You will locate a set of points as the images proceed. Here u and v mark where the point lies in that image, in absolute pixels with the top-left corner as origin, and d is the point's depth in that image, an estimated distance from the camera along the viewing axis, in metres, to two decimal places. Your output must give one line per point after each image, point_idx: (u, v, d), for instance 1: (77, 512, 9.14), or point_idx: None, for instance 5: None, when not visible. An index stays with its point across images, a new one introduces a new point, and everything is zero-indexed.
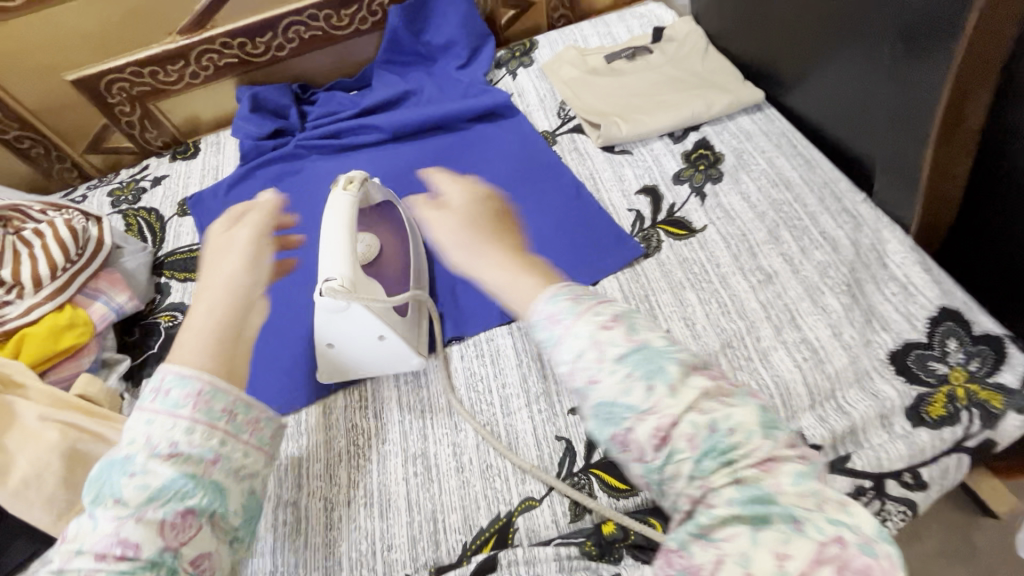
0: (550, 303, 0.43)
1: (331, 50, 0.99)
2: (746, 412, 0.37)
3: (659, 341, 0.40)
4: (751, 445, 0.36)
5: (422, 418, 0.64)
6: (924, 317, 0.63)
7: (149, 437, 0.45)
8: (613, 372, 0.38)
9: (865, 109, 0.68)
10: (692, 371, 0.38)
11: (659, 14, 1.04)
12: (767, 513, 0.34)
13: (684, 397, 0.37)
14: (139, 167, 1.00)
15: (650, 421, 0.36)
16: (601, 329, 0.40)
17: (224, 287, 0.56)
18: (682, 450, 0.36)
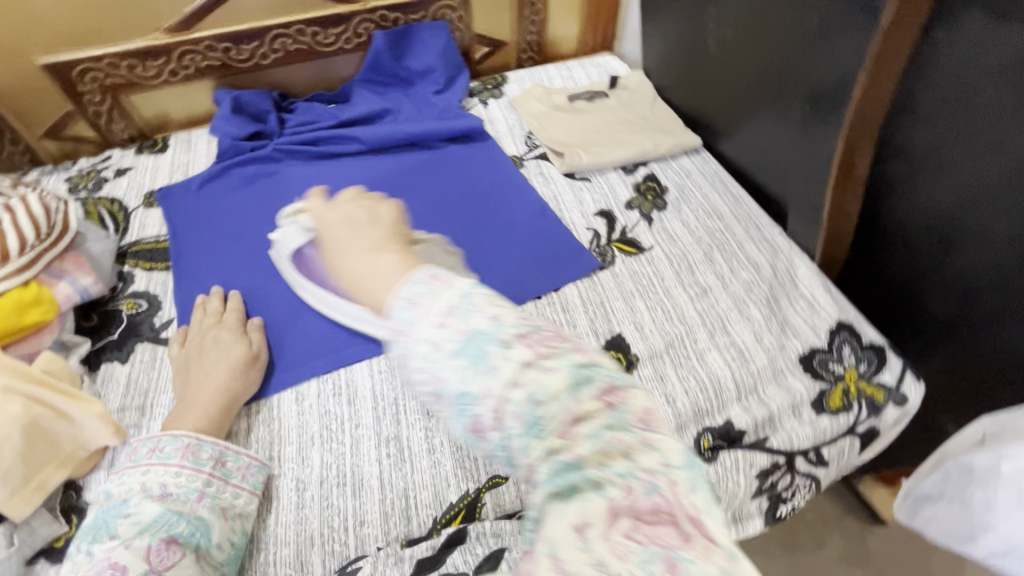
0: (411, 289, 0.40)
1: (313, 64, 1.04)
2: (557, 377, 0.36)
3: (488, 321, 0.38)
4: (560, 411, 0.35)
5: (394, 405, 0.68)
6: (826, 328, 0.76)
7: (143, 483, 0.54)
8: (450, 358, 0.37)
9: (781, 158, 0.83)
10: (512, 343, 0.37)
11: (615, 65, 1.18)
12: (572, 480, 0.34)
13: (504, 374, 0.36)
14: (101, 156, 0.98)
15: (488, 405, 0.36)
16: (437, 323, 0.38)
17: (202, 371, 0.65)
18: (510, 428, 0.35)
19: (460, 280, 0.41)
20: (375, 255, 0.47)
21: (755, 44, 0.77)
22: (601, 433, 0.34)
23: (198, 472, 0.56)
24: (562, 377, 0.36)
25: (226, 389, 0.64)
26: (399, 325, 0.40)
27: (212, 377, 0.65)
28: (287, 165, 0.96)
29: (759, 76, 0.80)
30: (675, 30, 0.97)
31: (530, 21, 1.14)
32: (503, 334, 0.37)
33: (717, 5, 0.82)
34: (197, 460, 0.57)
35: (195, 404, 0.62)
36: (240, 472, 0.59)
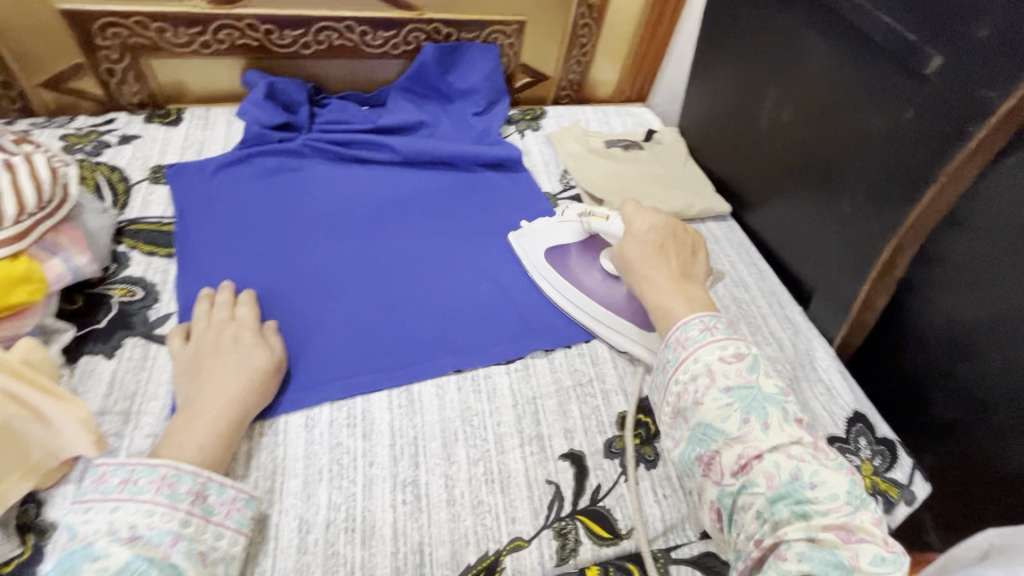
0: (707, 322, 0.57)
1: (354, 63, 0.99)
2: (835, 474, 0.47)
3: (769, 387, 0.51)
4: (830, 506, 0.44)
5: (414, 445, 0.63)
6: (843, 417, 0.77)
7: (110, 523, 0.45)
8: (718, 399, 0.51)
9: (814, 242, 0.85)
10: (790, 421, 0.49)
11: (649, 118, 1.19)
12: (834, 571, 0.41)
13: (775, 438, 0.48)
14: (105, 118, 0.90)
15: (736, 449, 0.48)
16: (719, 361, 0.53)
17: (209, 380, 0.58)
18: (761, 484, 0.46)
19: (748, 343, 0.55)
20: (677, 287, 0.62)
21: (811, 131, 0.79)
22: (883, 560, 0.42)
23: (172, 509, 0.47)
24: (838, 485, 0.45)
25: (240, 401, 0.57)
26: (690, 347, 0.55)
27: (225, 387, 0.58)
28: (312, 163, 0.90)
29: (807, 162, 0.82)
30: (723, 99, 0.99)
31: (576, 61, 1.14)
32: (795, 415, 0.51)
33: (777, 85, 0.84)
34: (175, 493, 0.48)
35: (203, 416, 0.55)
36: (219, 508, 0.50)
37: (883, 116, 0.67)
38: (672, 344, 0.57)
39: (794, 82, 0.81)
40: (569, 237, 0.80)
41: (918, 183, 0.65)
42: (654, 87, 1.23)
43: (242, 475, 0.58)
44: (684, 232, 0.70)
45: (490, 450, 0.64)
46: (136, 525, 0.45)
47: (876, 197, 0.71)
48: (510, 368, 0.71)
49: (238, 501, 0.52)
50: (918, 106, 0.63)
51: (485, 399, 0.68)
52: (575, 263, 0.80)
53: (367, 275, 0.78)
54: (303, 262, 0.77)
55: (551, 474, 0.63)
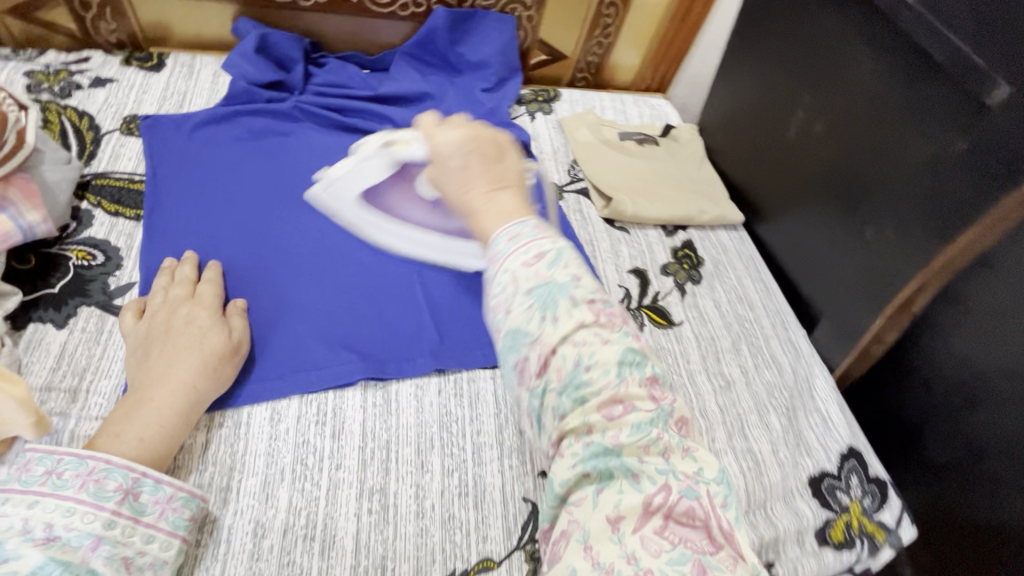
0: (514, 229, 0.44)
1: (358, 21, 0.91)
2: (608, 350, 0.40)
3: (566, 276, 0.42)
4: (603, 381, 0.39)
5: (386, 449, 0.59)
6: (836, 451, 0.74)
7: (25, 520, 0.40)
8: (521, 303, 0.41)
9: (827, 265, 0.81)
10: (581, 304, 0.41)
11: (668, 111, 1.12)
12: (609, 468, 0.38)
13: (563, 328, 0.40)
14: (78, 56, 0.82)
15: (537, 349, 0.40)
16: (522, 266, 0.42)
17: (163, 367, 0.53)
18: (553, 382, 0.40)
19: (559, 238, 0.44)
20: (492, 193, 0.46)
21: (843, 147, 0.74)
22: (641, 426, 0.39)
23: (95, 508, 0.43)
24: (612, 354, 0.40)
25: (192, 389, 0.53)
26: (496, 254, 0.43)
27: (174, 372, 0.53)
28: (304, 128, 0.83)
29: (834, 179, 0.76)
30: (750, 99, 0.93)
31: (597, 42, 1.06)
32: (588, 291, 0.42)
33: (813, 92, 0.78)
34: (101, 491, 0.44)
35: (146, 404, 0.50)
36: (153, 508, 0.46)
37: (927, 142, 0.62)
38: (486, 260, 0.45)
39: (833, 91, 0.75)
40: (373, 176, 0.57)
41: (956, 219, 0.60)
42: (676, 79, 1.16)
43: (198, 470, 0.53)
44: (490, 135, 0.49)
45: (466, 461, 0.60)
46: (54, 523, 0.41)
47: (905, 227, 0.66)
48: (495, 374, 0.67)
49: (177, 503, 0.47)
50: (971, 137, 0.57)
51: (466, 405, 0.64)
52: (391, 196, 0.60)
53: (351, 258, 0.72)
54: (283, 237, 0.71)
55: (528, 491, 0.60)
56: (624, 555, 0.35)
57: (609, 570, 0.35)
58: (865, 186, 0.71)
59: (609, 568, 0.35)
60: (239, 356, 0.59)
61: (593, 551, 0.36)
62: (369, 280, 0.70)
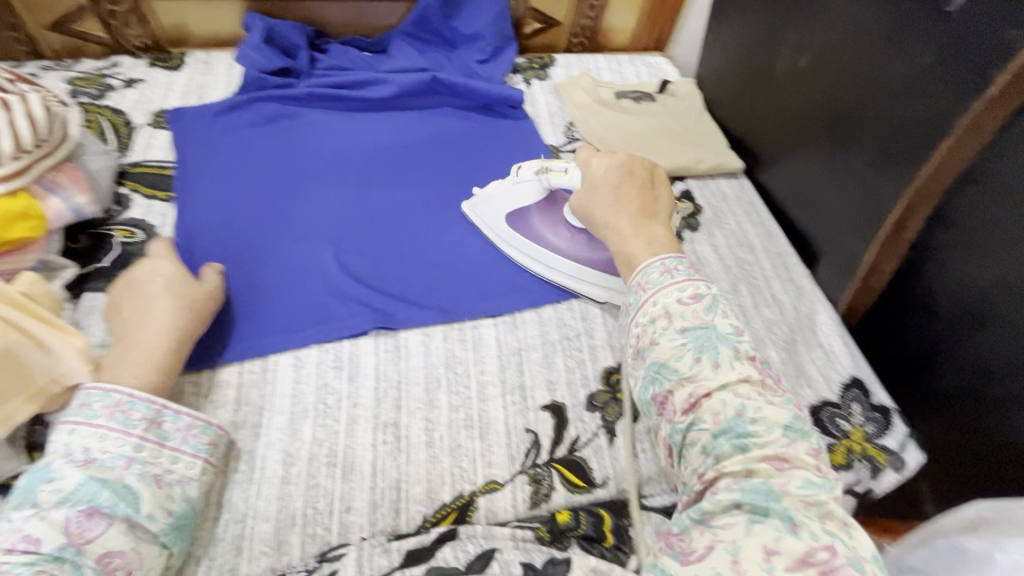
0: (668, 263, 0.56)
1: (355, 6, 0.96)
2: (776, 412, 0.45)
3: (725, 328, 0.50)
4: (767, 439, 0.43)
5: (397, 389, 0.64)
6: (838, 382, 0.75)
7: (67, 445, 0.48)
8: (673, 339, 0.49)
9: (822, 201, 0.82)
10: (742, 358, 0.48)
11: (665, 69, 1.13)
12: (766, 506, 0.39)
13: (723, 375, 0.46)
14: (109, 61, 0.90)
15: (688, 388, 0.47)
16: (678, 303, 0.51)
17: (144, 314, 0.58)
18: (706, 422, 0.45)
19: (711, 283, 0.53)
20: (644, 222, 0.61)
21: (828, 81, 0.74)
22: (811, 485, 0.40)
23: (123, 432, 0.50)
24: (779, 417, 0.44)
25: (173, 327, 0.58)
26: (643, 282, 0.55)
27: (154, 317, 0.58)
28: (312, 111, 0.89)
29: (822, 114, 0.77)
30: (740, 46, 0.93)
31: (589, 5, 1.08)
32: (748, 350, 0.49)
33: (796, 30, 0.79)
34: (130, 419, 0.51)
35: (133, 347, 0.56)
36: (174, 432, 0.53)
37: (903, 61, 0.62)
38: (637, 289, 0.55)
39: (814, 27, 0.75)
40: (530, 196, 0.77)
41: (930, 140, 0.61)
42: (673, 36, 1.17)
43: (233, 409, 0.61)
44: (642, 164, 0.66)
45: (472, 398, 0.65)
46: (92, 446, 0.48)
47: (887, 153, 0.66)
48: (496, 321, 0.72)
49: (198, 432, 0.54)
50: (942, 47, 0.58)
51: (471, 349, 0.69)
52: (537, 220, 0.76)
53: (361, 224, 0.78)
54: (297, 209, 0.78)
55: (530, 422, 0.64)
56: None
57: None
58: (849, 117, 0.72)
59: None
60: (212, 299, 0.64)
61: (743, 566, 0.37)
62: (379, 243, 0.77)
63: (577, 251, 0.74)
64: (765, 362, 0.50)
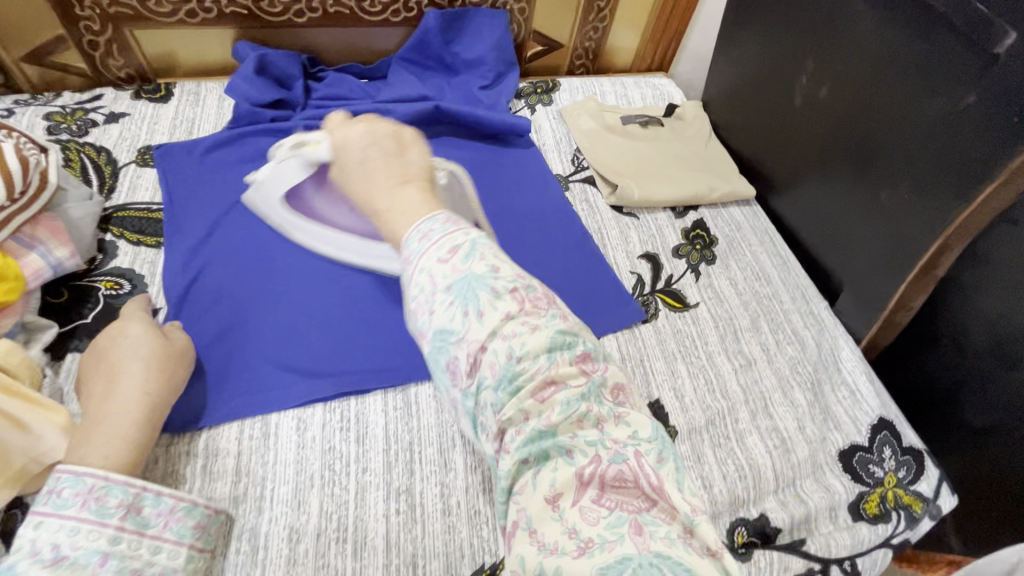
0: (424, 227, 0.46)
1: (352, 31, 0.92)
2: (538, 337, 0.41)
3: (483, 268, 0.42)
4: (534, 368, 0.40)
5: (409, 451, 0.60)
6: (867, 424, 0.72)
7: (33, 542, 0.42)
8: (443, 302, 0.42)
9: (843, 233, 0.79)
10: (503, 294, 0.42)
11: (671, 91, 1.11)
12: (545, 450, 0.39)
13: (489, 322, 0.40)
14: (91, 94, 0.85)
15: (464, 348, 0.41)
16: (438, 263, 0.43)
17: (111, 381, 0.53)
18: (488, 379, 0.40)
19: (470, 228, 0.46)
20: (397, 188, 0.50)
21: (852, 113, 0.71)
22: (570, 402, 0.40)
23: (97, 522, 0.44)
24: (542, 341, 0.41)
25: (147, 395, 0.53)
26: (410, 256, 0.45)
27: (122, 383, 0.53)
28: (309, 143, 0.85)
29: (845, 145, 0.74)
30: (753, 70, 0.90)
31: (592, 27, 1.05)
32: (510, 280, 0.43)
33: (816, 58, 0.76)
34: (106, 505, 0.45)
35: (103, 422, 0.50)
36: (155, 518, 0.47)
37: (938, 99, 0.60)
38: (402, 262, 0.47)
39: (836, 56, 0.73)
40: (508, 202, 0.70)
41: (971, 181, 0.58)
42: (677, 56, 1.15)
43: (232, 481, 0.56)
44: (389, 132, 0.56)
45: (488, 458, 0.61)
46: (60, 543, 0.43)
47: (921, 191, 0.64)
48: None
49: (182, 516, 0.49)
50: (982, 89, 0.55)
51: None
52: (316, 200, 0.66)
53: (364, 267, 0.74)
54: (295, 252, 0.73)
55: None
56: (566, 532, 0.36)
57: (552, 548, 0.36)
58: (877, 151, 0.69)
59: (553, 548, 0.36)
60: (185, 364, 0.59)
61: (540, 534, 0.37)
62: (383, 287, 0.72)
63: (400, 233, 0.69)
64: (528, 282, 0.44)
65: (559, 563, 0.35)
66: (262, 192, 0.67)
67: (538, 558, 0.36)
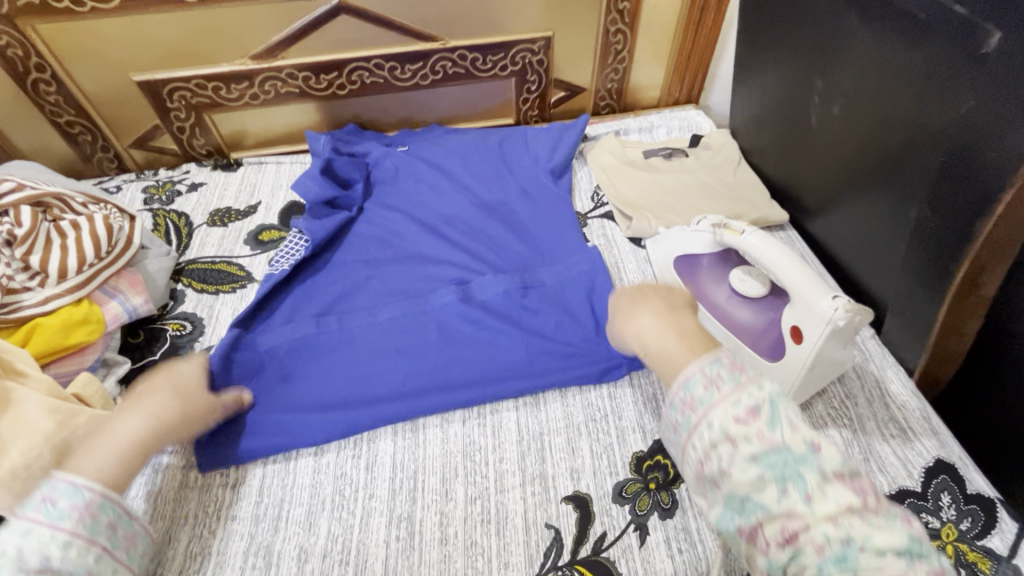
0: (708, 371, 0.44)
1: (387, 97, 1.04)
2: (890, 537, 0.36)
3: (800, 445, 0.39)
4: (881, 565, 0.35)
5: (413, 479, 0.63)
6: (920, 467, 0.64)
7: (18, 549, 0.41)
8: (745, 468, 0.39)
9: (876, 252, 0.73)
10: (833, 479, 0.38)
11: (699, 121, 1.10)
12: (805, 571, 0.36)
13: (821, 509, 0.37)
14: (179, 170, 1.02)
15: (779, 522, 0.38)
16: (736, 422, 0.41)
17: (126, 434, 0.51)
18: (811, 555, 0.36)
19: (761, 379, 0.43)
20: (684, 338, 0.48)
21: (866, 127, 0.68)
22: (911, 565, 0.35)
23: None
24: (895, 541, 0.36)
25: (148, 436, 0.52)
26: (687, 399, 0.43)
27: (139, 417, 0.52)
28: (355, 261, 0.84)
29: (869, 163, 0.70)
30: (772, 97, 0.88)
31: (612, 69, 1.09)
32: (840, 467, 0.39)
33: (824, 78, 0.74)
34: None
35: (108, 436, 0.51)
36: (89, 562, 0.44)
37: (943, 109, 0.56)
38: (679, 405, 0.44)
39: (842, 76, 0.70)
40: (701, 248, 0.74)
41: (996, 183, 0.52)
42: (707, 86, 1.16)
43: (255, 501, 0.62)
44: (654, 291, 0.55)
45: (489, 488, 0.62)
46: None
47: (942, 203, 0.59)
48: (517, 403, 0.69)
49: None
50: (978, 94, 0.52)
51: (490, 435, 0.66)
52: (703, 278, 0.74)
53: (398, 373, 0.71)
54: (336, 393, 0.69)
55: (551, 517, 0.60)
56: None
57: None
58: (897, 163, 0.64)
59: None
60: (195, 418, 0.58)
61: None
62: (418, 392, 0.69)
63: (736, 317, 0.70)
64: (852, 467, 0.40)
65: None
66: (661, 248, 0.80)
67: None
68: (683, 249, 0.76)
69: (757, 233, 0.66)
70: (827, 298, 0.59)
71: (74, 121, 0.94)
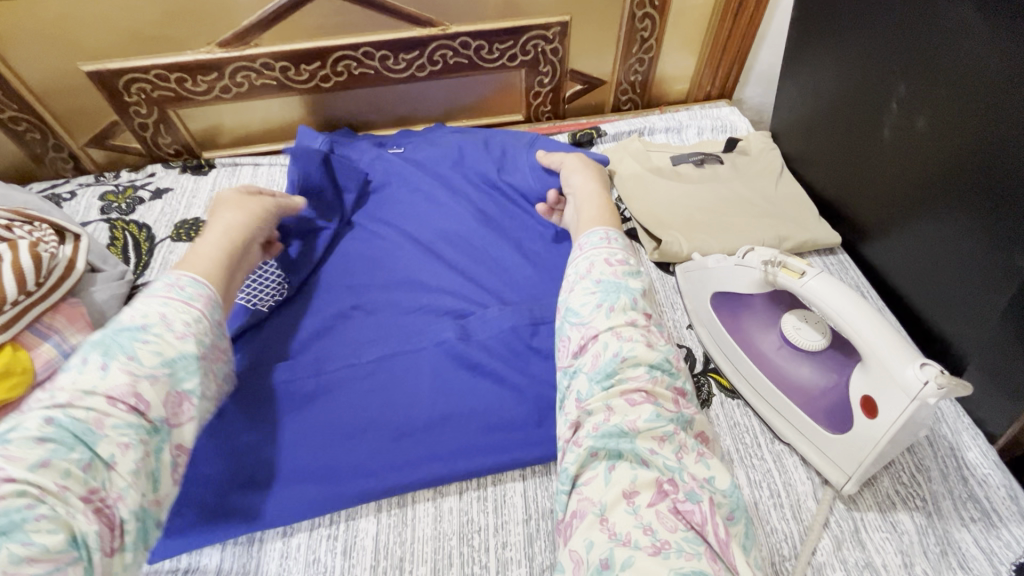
0: (584, 239, 0.59)
1: (380, 90, 0.91)
2: (648, 353, 0.49)
3: (634, 284, 0.54)
4: (631, 374, 0.48)
5: (399, 569, 0.53)
6: (1011, 563, 0.52)
7: (163, 315, 0.50)
8: (586, 291, 0.53)
9: (958, 297, 0.61)
10: (636, 309, 0.52)
11: (734, 120, 0.97)
12: (620, 449, 0.44)
13: (612, 321, 0.50)
14: (144, 172, 0.90)
15: (581, 335, 0.51)
16: (604, 262, 0.55)
17: (222, 236, 0.62)
18: (616, 402, 0.46)
19: (623, 246, 0.59)
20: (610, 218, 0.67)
21: (964, 147, 0.56)
22: (659, 417, 0.45)
23: (144, 398, 0.46)
24: (650, 356, 0.49)
25: (234, 233, 0.63)
26: (582, 243, 0.59)
27: (224, 226, 0.63)
28: (338, 288, 0.73)
29: (961, 190, 0.57)
30: (830, 98, 0.75)
31: (637, 59, 0.95)
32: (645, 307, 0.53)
33: (910, 82, 0.61)
34: (163, 373, 0.48)
35: (214, 232, 0.62)
36: (172, 412, 0.48)
37: None
38: (575, 247, 0.60)
39: (936, 80, 0.58)
40: (745, 287, 0.62)
41: None
42: (742, 79, 1.02)
43: None
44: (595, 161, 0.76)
45: None
46: (95, 387, 0.44)
47: None
48: (525, 471, 0.59)
49: (182, 443, 0.49)
50: None
51: (492, 511, 0.56)
52: (750, 322, 0.62)
53: (384, 426, 0.60)
54: (314, 457, 0.58)
55: None
56: (640, 528, 0.40)
57: (625, 541, 0.39)
58: (1009, 197, 0.52)
59: (625, 541, 0.39)
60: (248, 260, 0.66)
61: (609, 524, 0.41)
62: (407, 450, 0.59)
63: (788, 372, 0.59)
64: (656, 320, 0.55)
65: (630, 556, 0.38)
66: (695, 279, 0.68)
67: (608, 545, 0.40)
68: (723, 285, 0.64)
69: (824, 275, 0.54)
70: (912, 366, 0.48)
71: (18, 116, 0.82)
